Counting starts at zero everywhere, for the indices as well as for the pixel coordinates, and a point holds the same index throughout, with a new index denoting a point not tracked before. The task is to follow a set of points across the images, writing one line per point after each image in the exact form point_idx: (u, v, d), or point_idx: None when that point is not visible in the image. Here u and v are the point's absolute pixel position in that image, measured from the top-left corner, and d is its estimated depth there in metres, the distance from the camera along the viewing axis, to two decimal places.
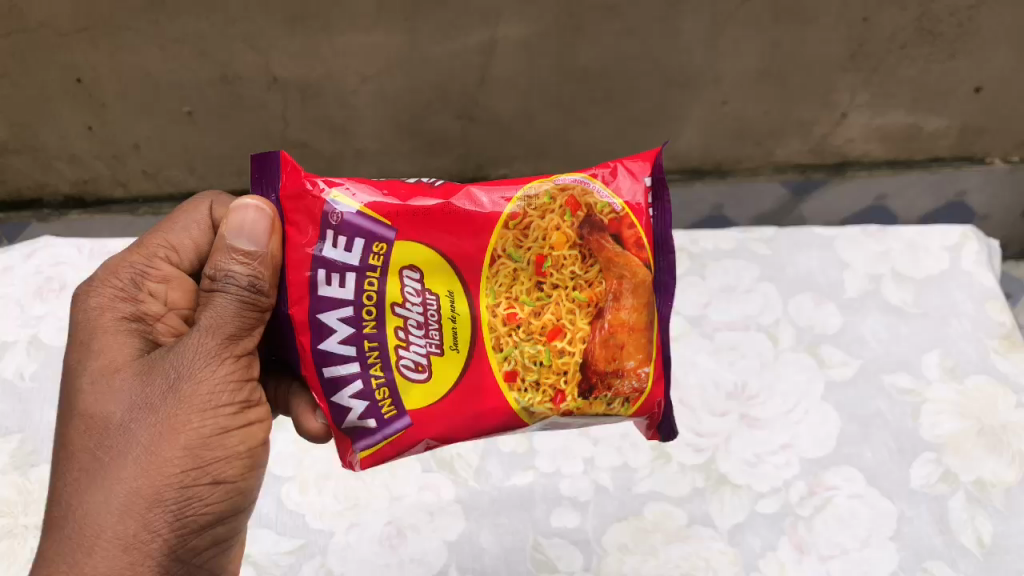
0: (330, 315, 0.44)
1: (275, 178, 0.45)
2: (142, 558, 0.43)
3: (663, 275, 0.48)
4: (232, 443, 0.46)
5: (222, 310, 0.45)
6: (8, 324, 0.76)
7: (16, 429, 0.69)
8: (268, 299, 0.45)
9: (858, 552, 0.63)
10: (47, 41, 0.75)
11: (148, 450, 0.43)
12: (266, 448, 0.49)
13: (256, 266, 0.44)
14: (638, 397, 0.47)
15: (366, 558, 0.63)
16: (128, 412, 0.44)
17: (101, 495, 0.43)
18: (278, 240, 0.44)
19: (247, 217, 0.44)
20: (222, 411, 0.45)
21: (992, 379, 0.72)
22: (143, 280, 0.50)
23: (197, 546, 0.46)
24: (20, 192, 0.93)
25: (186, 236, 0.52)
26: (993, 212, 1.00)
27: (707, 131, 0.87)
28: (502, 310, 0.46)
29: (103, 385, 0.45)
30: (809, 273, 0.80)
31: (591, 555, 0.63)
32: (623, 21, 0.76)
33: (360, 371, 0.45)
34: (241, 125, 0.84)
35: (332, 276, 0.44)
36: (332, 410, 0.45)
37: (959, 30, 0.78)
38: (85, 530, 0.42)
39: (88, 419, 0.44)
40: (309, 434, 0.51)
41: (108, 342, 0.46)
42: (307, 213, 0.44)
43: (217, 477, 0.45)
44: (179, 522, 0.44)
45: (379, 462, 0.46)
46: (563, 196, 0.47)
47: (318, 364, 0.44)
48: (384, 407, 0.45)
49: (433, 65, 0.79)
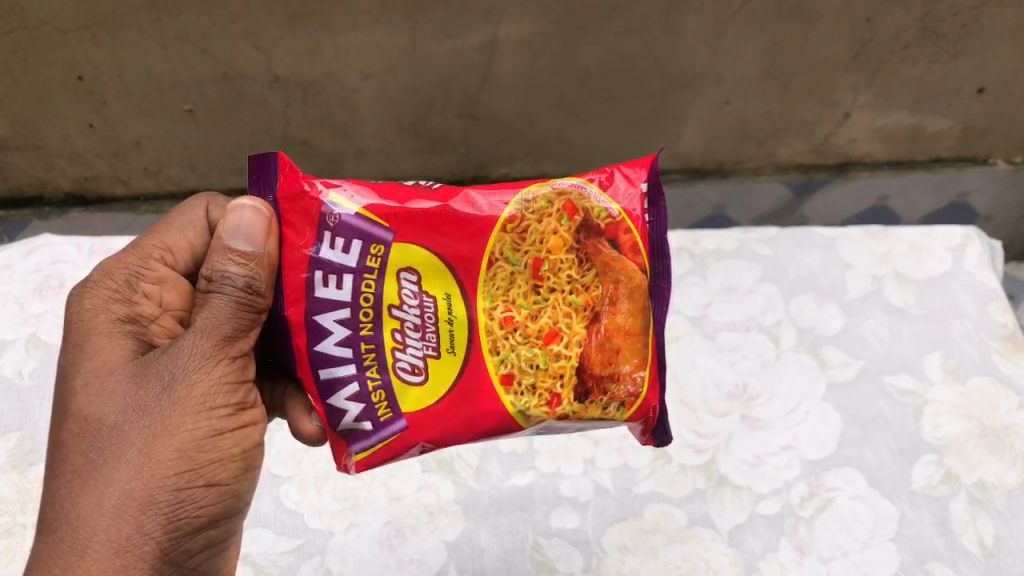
0: (326, 317, 0.44)
1: (273, 179, 0.45)
2: (135, 561, 0.43)
3: (659, 280, 0.48)
4: (226, 445, 0.46)
5: (217, 312, 0.45)
6: (8, 322, 0.76)
7: (15, 428, 0.69)
8: (265, 300, 0.45)
9: (858, 554, 0.63)
10: (48, 39, 0.75)
11: (141, 452, 0.43)
12: (261, 450, 0.49)
13: (254, 267, 0.44)
14: (633, 401, 0.47)
15: (365, 558, 0.63)
16: (122, 414, 0.44)
17: (94, 497, 0.43)
18: (275, 241, 0.44)
19: (244, 218, 0.43)
20: (217, 412, 0.45)
21: (993, 380, 0.72)
22: (138, 281, 0.50)
23: (191, 548, 0.45)
24: (20, 190, 0.93)
25: (181, 238, 0.52)
26: (995, 213, 1.00)
27: (708, 131, 0.87)
28: (499, 314, 0.46)
29: (97, 387, 0.45)
30: (811, 274, 0.80)
31: (591, 556, 0.63)
32: (624, 21, 0.75)
33: (356, 373, 0.45)
34: (242, 124, 0.84)
35: (329, 278, 0.44)
36: (327, 412, 0.45)
37: (962, 30, 0.77)
38: (79, 533, 0.42)
39: (82, 421, 0.44)
40: (304, 436, 0.51)
41: (103, 343, 0.46)
42: (304, 214, 0.44)
43: (211, 479, 0.45)
44: (172, 524, 0.44)
45: (374, 465, 0.46)
46: (560, 200, 0.47)
47: (314, 366, 0.44)
48: (381, 409, 0.45)
49: (434, 64, 0.79)
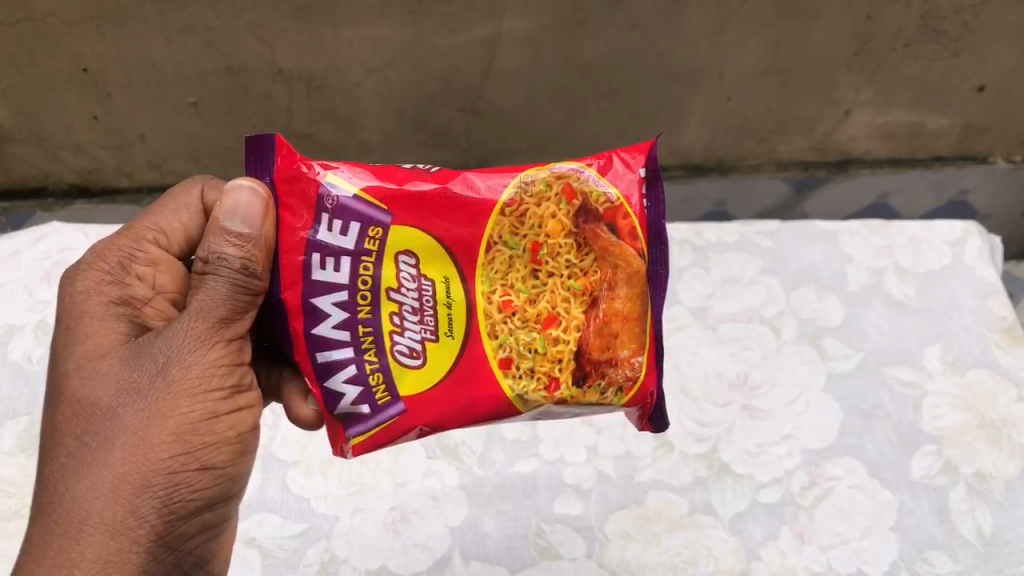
0: (323, 299, 0.44)
1: (270, 162, 0.46)
2: (129, 545, 0.43)
3: (658, 266, 0.49)
4: (221, 429, 0.46)
5: (212, 294, 0.45)
6: (15, 308, 0.76)
7: (23, 412, 0.70)
8: (261, 282, 0.45)
9: (858, 542, 0.63)
10: (53, 31, 0.76)
11: (135, 435, 0.44)
12: (256, 434, 0.49)
13: (250, 248, 0.44)
14: (632, 386, 0.47)
15: (370, 542, 0.63)
16: (115, 397, 0.44)
17: (88, 481, 0.43)
18: (272, 223, 0.45)
19: (240, 200, 0.44)
20: (212, 396, 0.46)
21: (992, 372, 0.72)
22: (131, 264, 0.50)
23: (185, 532, 0.46)
24: (24, 181, 0.93)
25: (175, 220, 0.53)
26: (994, 211, 1.00)
27: (709, 127, 0.88)
28: (497, 298, 0.46)
29: (90, 370, 0.45)
30: (812, 266, 0.81)
31: (593, 542, 0.64)
32: (626, 16, 0.76)
33: (354, 357, 0.45)
34: (246, 117, 0.85)
35: (326, 260, 0.44)
36: (325, 396, 0.45)
37: (963, 28, 0.78)
38: (72, 516, 0.43)
39: (75, 404, 0.45)
40: (300, 419, 0.51)
41: (96, 326, 0.47)
42: (301, 197, 0.45)
43: (205, 462, 0.46)
44: (167, 508, 0.44)
45: (372, 449, 0.47)
46: (559, 184, 0.48)
47: (311, 349, 0.44)
48: (378, 393, 0.45)
49: (438, 57, 0.79)
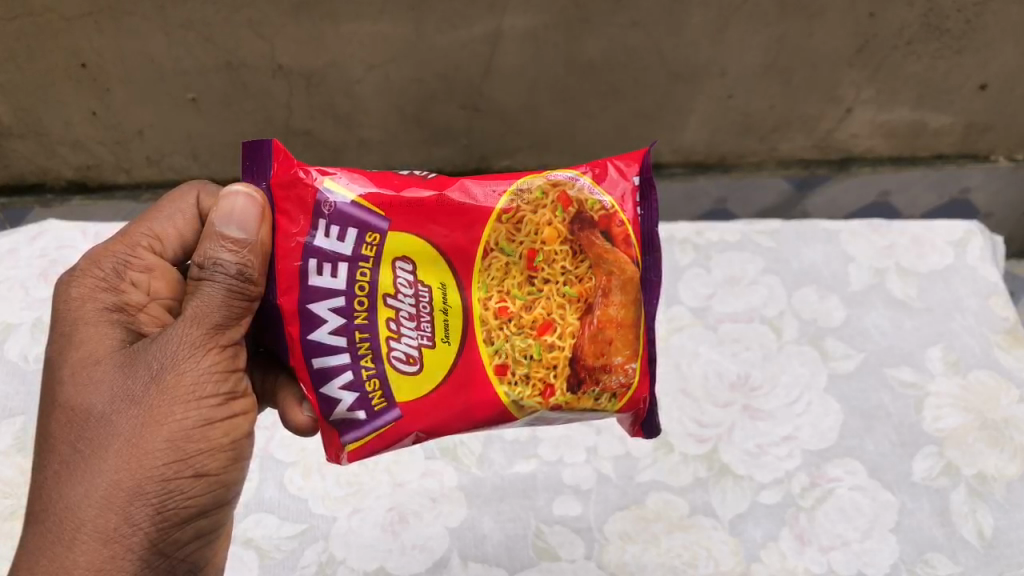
0: (319, 305, 0.44)
1: (266, 166, 0.45)
2: (122, 552, 0.43)
3: (650, 273, 0.48)
4: (216, 435, 0.46)
5: (207, 300, 0.44)
6: (12, 306, 0.76)
7: (20, 412, 0.70)
8: (257, 288, 0.44)
9: (859, 544, 0.63)
10: (52, 26, 0.75)
11: (129, 442, 0.43)
12: (251, 440, 0.49)
13: (245, 254, 0.43)
14: (625, 392, 0.47)
15: (368, 543, 0.63)
16: (109, 403, 0.44)
17: (81, 488, 0.43)
18: (267, 228, 0.44)
19: (237, 204, 0.43)
20: (206, 402, 0.45)
21: (993, 373, 0.72)
22: (125, 270, 0.50)
23: (180, 539, 0.46)
24: (22, 177, 0.93)
25: (170, 226, 0.53)
26: (996, 210, 1.00)
27: (711, 125, 0.87)
28: (494, 304, 0.46)
29: (84, 377, 0.45)
30: (813, 265, 0.80)
31: (592, 543, 0.64)
32: (629, 14, 0.75)
33: (350, 363, 0.45)
34: (245, 113, 0.84)
35: (323, 266, 0.44)
36: (321, 402, 0.45)
37: (966, 27, 0.78)
38: (66, 524, 0.42)
39: (69, 411, 0.44)
40: (296, 426, 0.51)
41: (90, 333, 0.47)
42: (298, 202, 0.44)
43: (200, 469, 0.45)
44: (161, 515, 0.44)
45: (368, 455, 0.46)
46: (555, 191, 0.47)
47: (307, 355, 0.44)
48: (374, 399, 0.45)
49: (440, 54, 0.79)
